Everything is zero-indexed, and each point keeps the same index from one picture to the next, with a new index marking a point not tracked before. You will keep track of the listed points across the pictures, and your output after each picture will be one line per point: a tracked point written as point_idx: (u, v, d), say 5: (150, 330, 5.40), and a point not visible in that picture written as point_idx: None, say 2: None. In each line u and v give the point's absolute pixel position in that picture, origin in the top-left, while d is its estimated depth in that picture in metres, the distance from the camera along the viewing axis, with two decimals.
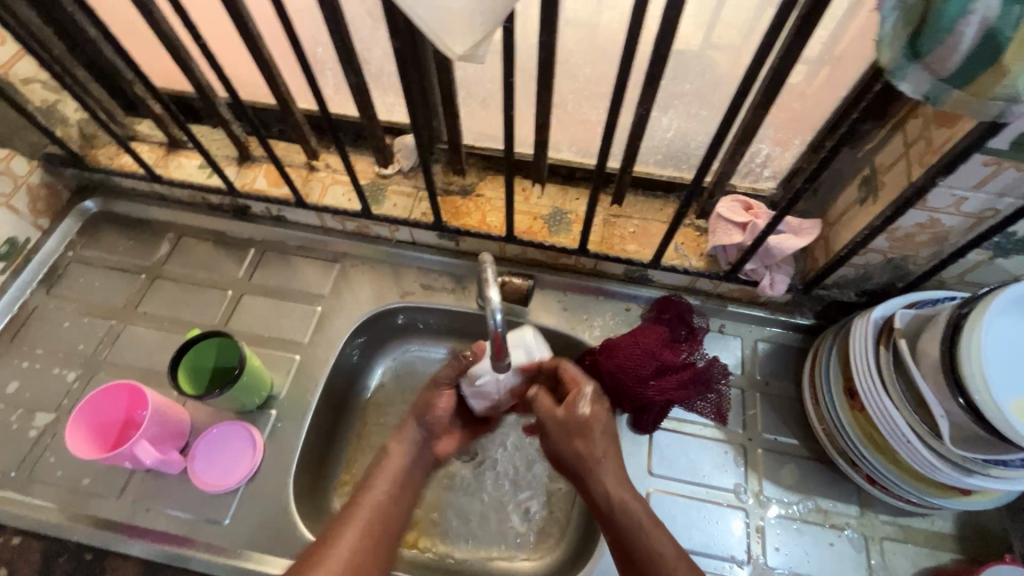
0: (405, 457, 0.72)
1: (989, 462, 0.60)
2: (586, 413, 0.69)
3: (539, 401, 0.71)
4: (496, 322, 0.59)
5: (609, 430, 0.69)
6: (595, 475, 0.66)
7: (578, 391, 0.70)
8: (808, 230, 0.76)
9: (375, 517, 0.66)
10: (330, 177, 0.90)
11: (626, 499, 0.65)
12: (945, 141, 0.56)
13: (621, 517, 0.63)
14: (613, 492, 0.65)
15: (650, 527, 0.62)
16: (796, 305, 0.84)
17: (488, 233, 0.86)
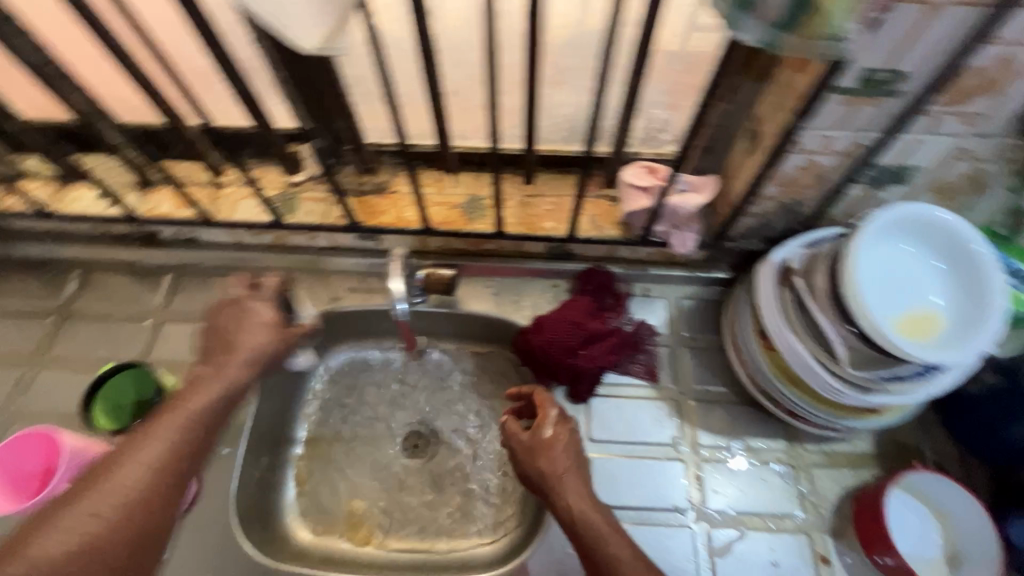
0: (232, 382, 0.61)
1: (886, 378, 0.64)
2: (549, 435, 0.69)
3: (506, 428, 0.72)
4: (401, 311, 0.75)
5: (573, 449, 0.69)
6: (558, 492, 0.65)
7: (543, 414, 0.70)
8: (707, 186, 0.80)
9: (167, 452, 0.53)
10: (239, 192, 0.89)
11: (590, 515, 0.63)
12: (804, 85, 0.59)
13: (586, 533, 0.62)
14: (576, 507, 0.63)
15: (613, 542, 0.60)
16: (711, 261, 0.88)
17: (404, 229, 0.86)
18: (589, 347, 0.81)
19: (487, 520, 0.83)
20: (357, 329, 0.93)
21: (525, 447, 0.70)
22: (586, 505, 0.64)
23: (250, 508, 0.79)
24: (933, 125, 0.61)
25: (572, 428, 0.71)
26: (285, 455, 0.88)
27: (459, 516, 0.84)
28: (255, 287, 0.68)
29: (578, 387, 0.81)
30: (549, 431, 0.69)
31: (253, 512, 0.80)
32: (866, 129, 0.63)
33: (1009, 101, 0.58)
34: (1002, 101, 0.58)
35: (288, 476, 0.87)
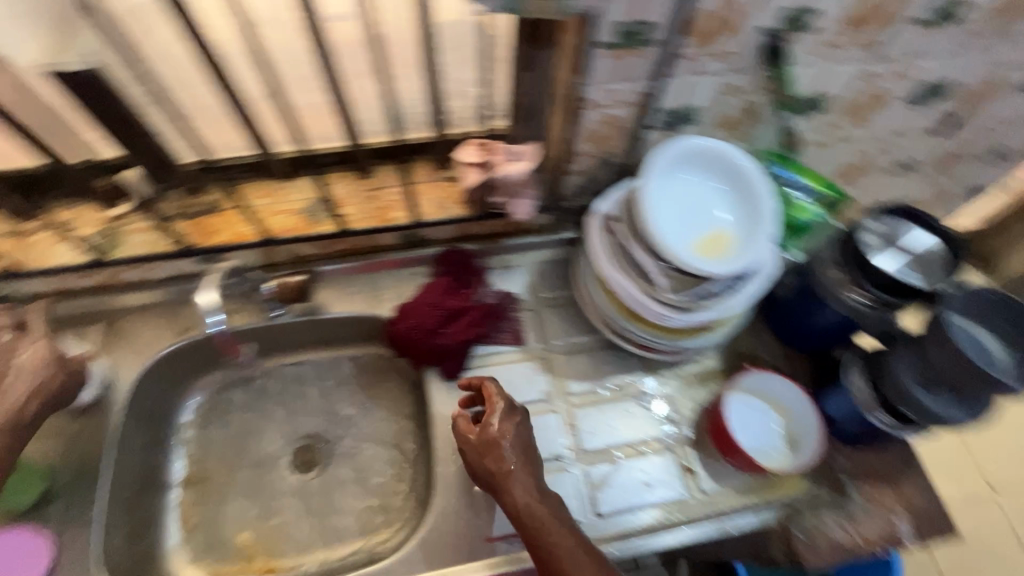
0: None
1: (702, 297, 0.72)
2: (496, 430, 0.71)
3: (458, 424, 0.73)
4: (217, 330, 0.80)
5: (520, 445, 0.71)
6: (507, 492, 0.68)
7: (490, 408, 0.73)
8: (534, 152, 0.83)
9: None
10: (55, 236, 0.82)
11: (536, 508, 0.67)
12: (575, 45, 0.64)
13: (532, 525, 0.66)
14: (523, 502, 0.67)
15: (558, 533, 0.66)
16: (557, 223, 0.94)
17: (245, 244, 0.84)
18: (451, 323, 0.84)
19: (388, 512, 0.85)
20: (220, 356, 0.90)
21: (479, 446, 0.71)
22: (534, 498, 0.68)
23: (124, 562, 0.75)
24: (694, 67, 0.69)
25: (519, 422, 0.73)
26: (158, 500, 0.84)
27: (361, 514, 0.85)
28: (25, 332, 0.72)
29: (447, 365, 0.83)
30: (498, 423, 0.72)
31: (128, 566, 0.76)
32: (641, 79, 0.70)
33: (746, 37, 0.67)
34: (741, 38, 0.66)
35: (166, 521, 0.83)
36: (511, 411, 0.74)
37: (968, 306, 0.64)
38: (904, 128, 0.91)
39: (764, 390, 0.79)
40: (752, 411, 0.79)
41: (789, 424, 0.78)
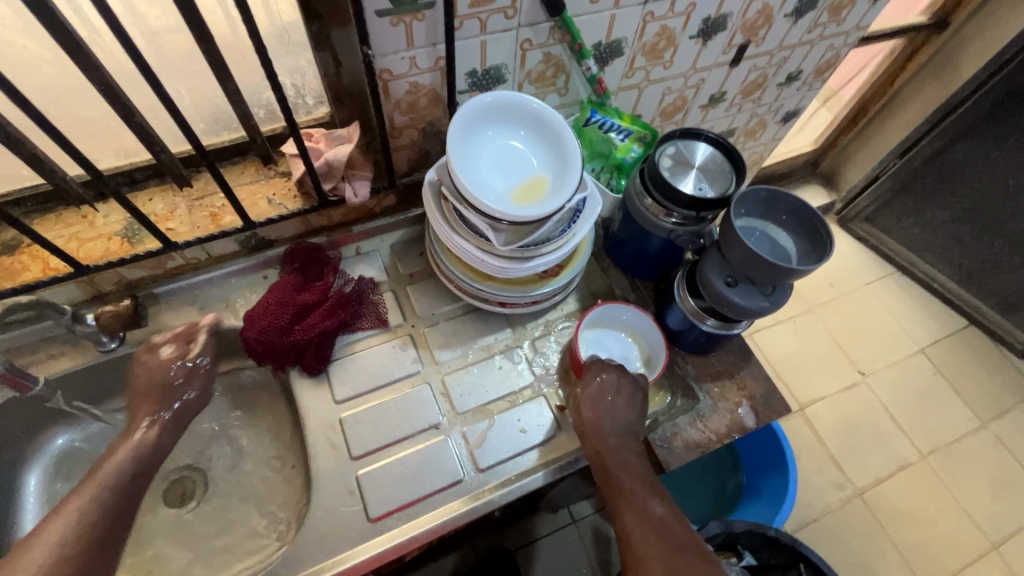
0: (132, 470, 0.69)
1: (536, 244, 0.76)
2: (606, 398, 0.74)
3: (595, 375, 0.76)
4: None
5: (618, 418, 0.73)
6: (611, 438, 0.72)
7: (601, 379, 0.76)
8: (355, 133, 0.82)
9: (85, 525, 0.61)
10: None
11: (626, 461, 0.70)
12: (353, 18, 0.65)
13: (619, 478, 0.69)
14: (615, 452, 0.70)
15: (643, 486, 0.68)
16: (403, 201, 0.95)
17: (54, 278, 0.76)
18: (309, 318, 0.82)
19: (275, 522, 0.82)
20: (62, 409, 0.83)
21: (588, 398, 0.75)
22: (621, 452, 0.71)
23: None
24: (482, 25, 0.71)
25: (630, 391, 0.76)
26: None
27: (249, 532, 0.82)
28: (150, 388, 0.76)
29: (310, 362, 0.81)
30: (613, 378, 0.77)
31: None
32: (434, 43, 0.71)
33: None
34: None
35: None
36: (631, 390, 0.76)
37: (750, 208, 0.74)
38: (704, 62, 1.00)
39: (609, 321, 0.85)
40: (600, 342, 0.84)
41: (640, 345, 0.85)
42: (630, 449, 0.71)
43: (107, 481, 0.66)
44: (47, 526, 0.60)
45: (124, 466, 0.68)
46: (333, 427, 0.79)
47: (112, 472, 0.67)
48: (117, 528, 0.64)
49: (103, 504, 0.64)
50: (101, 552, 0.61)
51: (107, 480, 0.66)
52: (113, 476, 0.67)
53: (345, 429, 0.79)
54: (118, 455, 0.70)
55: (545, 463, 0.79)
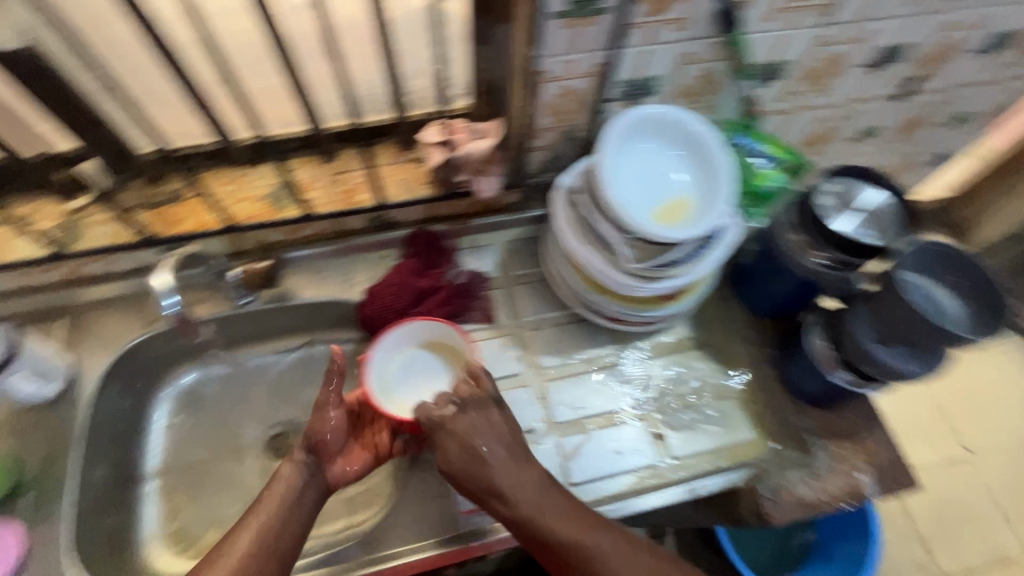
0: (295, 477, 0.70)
1: (665, 266, 0.73)
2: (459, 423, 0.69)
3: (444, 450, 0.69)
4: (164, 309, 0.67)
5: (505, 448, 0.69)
6: (504, 495, 0.67)
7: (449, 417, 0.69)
8: (496, 130, 0.84)
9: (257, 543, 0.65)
10: (11, 231, 0.81)
11: (523, 526, 0.67)
12: (528, 18, 0.64)
13: (547, 533, 0.66)
14: (526, 509, 0.66)
15: (565, 518, 0.66)
16: (525, 200, 0.94)
17: (207, 232, 0.83)
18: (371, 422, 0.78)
19: (364, 494, 0.88)
20: (189, 347, 0.89)
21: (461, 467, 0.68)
22: (523, 501, 0.67)
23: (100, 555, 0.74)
24: (649, 35, 0.69)
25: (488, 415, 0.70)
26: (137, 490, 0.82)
27: (339, 496, 0.86)
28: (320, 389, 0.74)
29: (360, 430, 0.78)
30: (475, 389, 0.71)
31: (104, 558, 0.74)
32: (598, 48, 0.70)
33: (699, 2, 0.66)
34: (693, 4, 0.66)
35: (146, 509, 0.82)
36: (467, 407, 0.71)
37: (916, 262, 0.67)
38: (866, 93, 0.92)
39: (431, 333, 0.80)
40: (415, 367, 0.80)
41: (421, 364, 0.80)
42: (529, 488, 0.67)
43: (269, 507, 0.68)
44: (229, 545, 0.65)
45: (285, 498, 0.68)
46: None
47: (273, 503, 0.68)
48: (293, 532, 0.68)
49: (273, 522, 0.67)
50: (284, 557, 0.66)
51: (268, 519, 0.67)
52: (277, 507, 0.68)
53: None
54: (279, 484, 0.69)
55: (658, 485, 0.77)
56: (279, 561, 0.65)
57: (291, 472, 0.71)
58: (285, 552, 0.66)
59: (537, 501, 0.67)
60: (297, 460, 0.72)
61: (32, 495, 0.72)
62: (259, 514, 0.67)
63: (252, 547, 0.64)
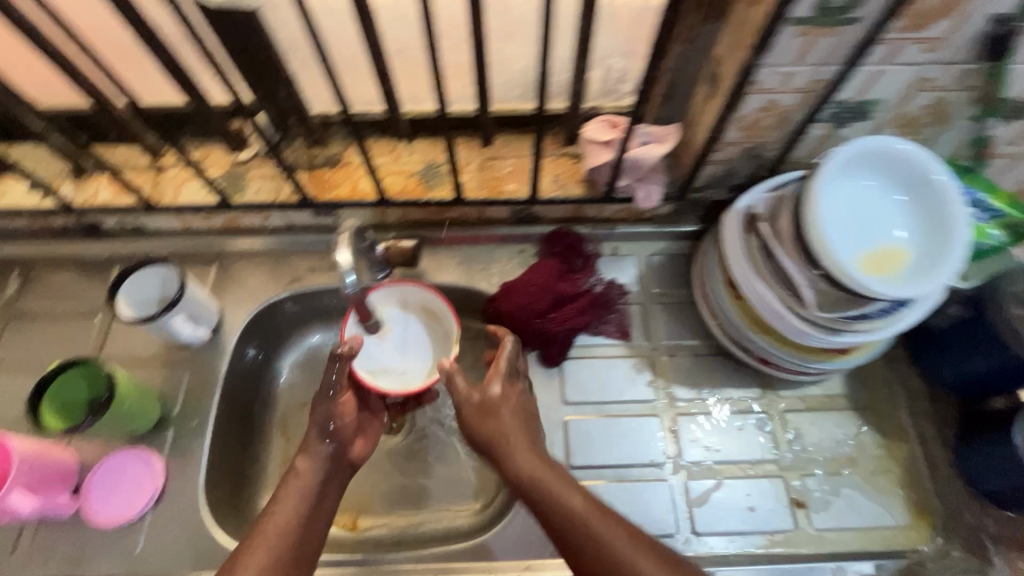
0: (315, 467, 0.65)
1: (852, 318, 0.64)
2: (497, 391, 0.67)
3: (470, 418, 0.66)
4: (348, 283, 0.60)
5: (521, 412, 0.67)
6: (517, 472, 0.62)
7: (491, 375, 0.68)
8: (670, 136, 0.78)
9: (286, 536, 0.58)
10: (182, 174, 0.84)
11: (539, 510, 0.59)
12: (760, 19, 0.57)
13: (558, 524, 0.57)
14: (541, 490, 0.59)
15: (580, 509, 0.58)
16: (679, 214, 0.87)
17: (360, 201, 0.83)
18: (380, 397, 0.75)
19: (468, 491, 0.82)
20: (323, 310, 0.90)
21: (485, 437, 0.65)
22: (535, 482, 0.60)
23: (222, 498, 0.75)
24: (892, 53, 0.60)
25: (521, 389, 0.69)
26: (255, 441, 0.83)
27: (442, 488, 0.82)
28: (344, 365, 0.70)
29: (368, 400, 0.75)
30: (497, 389, 0.67)
31: (225, 502, 0.76)
32: (826, 62, 0.61)
33: (969, 20, 0.56)
34: (962, 21, 0.56)
35: (260, 463, 0.82)
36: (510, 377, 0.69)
37: None
38: None
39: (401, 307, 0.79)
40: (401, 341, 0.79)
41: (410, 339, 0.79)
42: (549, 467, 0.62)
43: (294, 499, 0.62)
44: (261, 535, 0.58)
45: (308, 490, 0.63)
46: (556, 426, 0.77)
47: (298, 493, 0.62)
48: (317, 525, 0.61)
49: (299, 513, 0.60)
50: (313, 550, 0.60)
51: (297, 508, 0.61)
52: (302, 496, 0.62)
53: (567, 433, 0.76)
54: (299, 474, 0.64)
55: (794, 553, 0.70)
56: (305, 554, 0.59)
57: (311, 464, 0.65)
58: (312, 545, 0.60)
59: (553, 481, 0.60)
60: (314, 450, 0.66)
61: (172, 429, 0.75)
62: (284, 503, 0.61)
63: (283, 526, 0.59)
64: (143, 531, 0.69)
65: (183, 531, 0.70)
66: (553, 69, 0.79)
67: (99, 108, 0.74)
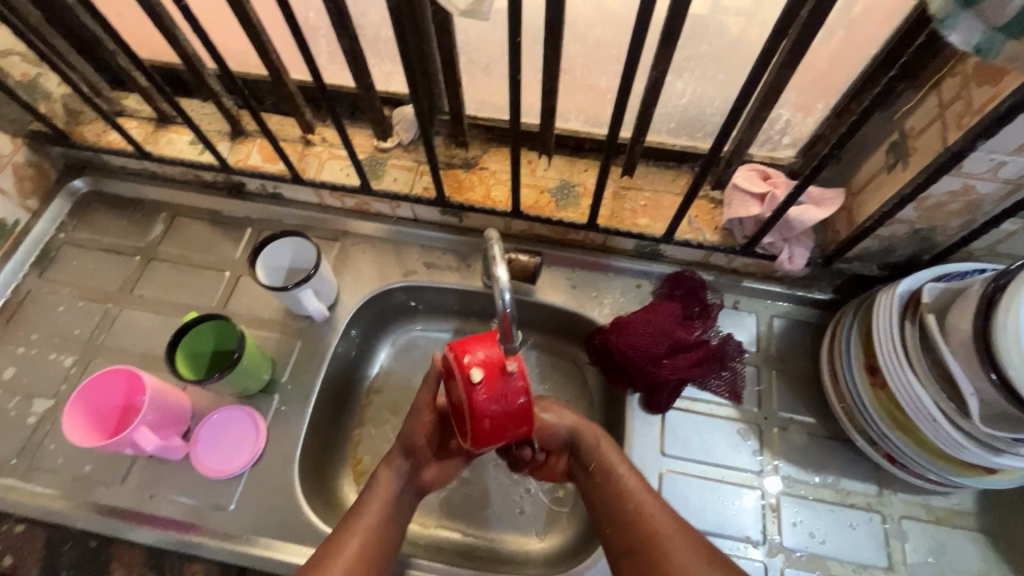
0: (392, 486, 0.66)
1: (1019, 440, 0.58)
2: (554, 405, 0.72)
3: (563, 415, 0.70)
4: (506, 302, 0.54)
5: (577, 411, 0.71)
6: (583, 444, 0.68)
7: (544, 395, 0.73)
8: (830, 200, 0.73)
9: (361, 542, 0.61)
10: (327, 152, 0.87)
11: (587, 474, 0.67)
12: (988, 102, 0.52)
13: (607, 496, 0.64)
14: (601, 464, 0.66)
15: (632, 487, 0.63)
16: (814, 279, 0.82)
17: (491, 208, 0.83)
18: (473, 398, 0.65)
19: (541, 518, 0.80)
20: (429, 306, 0.91)
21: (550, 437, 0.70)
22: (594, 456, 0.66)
23: (311, 471, 0.77)
24: None
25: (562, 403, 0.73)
26: (346, 419, 0.85)
27: (516, 509, 0.81)
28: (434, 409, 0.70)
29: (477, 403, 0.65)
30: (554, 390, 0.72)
31: (313, 475, 0.78)
32: None
33: None
34: None
35: (346, 442, 0.84)
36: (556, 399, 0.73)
37: None
38: None
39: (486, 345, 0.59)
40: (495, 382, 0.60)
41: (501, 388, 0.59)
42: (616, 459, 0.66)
43: (372, 517, 0.63)
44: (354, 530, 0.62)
45: (382, 512, 0.64)
46: (650, 477, 0.74)
47: (376, 515, 0.64)
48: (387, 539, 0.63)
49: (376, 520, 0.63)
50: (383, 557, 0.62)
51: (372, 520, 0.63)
52: (375, 521, 0.63)
53: (660, 486, 0.74)
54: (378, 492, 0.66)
55: None
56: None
57: (388, 483, 0.66)
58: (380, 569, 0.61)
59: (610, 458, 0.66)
60: (395, 467, 0.67)
61: (278, 394, 0.78)
62: (363, 524, 0.62)
63: (359, 551, 0.60)
64: (240, 487, 0.72)
65: (275, 498, 0.72)
66: (716, 110, 0.76)
67: (274, 80, 0.77)
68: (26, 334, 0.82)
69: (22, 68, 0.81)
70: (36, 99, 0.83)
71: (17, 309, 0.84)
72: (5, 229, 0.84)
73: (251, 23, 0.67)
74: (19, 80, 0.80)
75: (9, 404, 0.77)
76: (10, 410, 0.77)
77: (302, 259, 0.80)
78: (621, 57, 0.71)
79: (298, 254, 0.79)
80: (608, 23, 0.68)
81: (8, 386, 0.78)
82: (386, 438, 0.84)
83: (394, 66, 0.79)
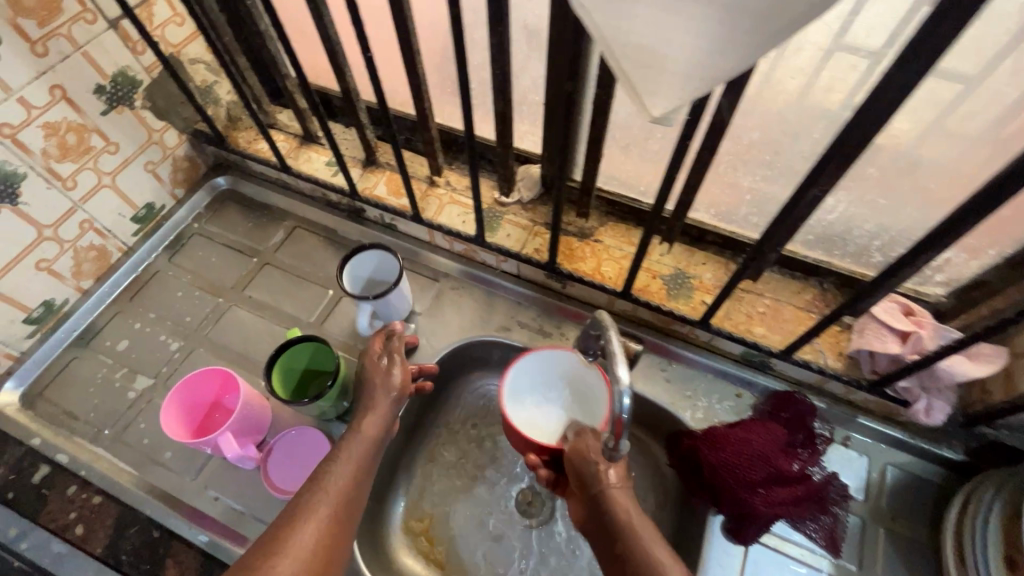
0: (375, 431, 0.63)
1: None
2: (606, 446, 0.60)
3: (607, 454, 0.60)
4: (622, 406, 0.54)
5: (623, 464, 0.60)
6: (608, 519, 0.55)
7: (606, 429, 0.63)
8: (987, 356, 0.65)
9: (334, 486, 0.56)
10: (448, 196, 0.89)
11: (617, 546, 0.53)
12: None
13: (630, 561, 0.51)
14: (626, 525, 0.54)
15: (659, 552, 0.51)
16: (944, 434, 0.73)
17: (599, 283, 0.81)
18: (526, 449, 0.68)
19: None
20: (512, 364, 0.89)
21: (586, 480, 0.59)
22: (623, 518, 0.54)
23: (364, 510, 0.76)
24: None
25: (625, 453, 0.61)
26: (407, 461, 0.84)
27: None
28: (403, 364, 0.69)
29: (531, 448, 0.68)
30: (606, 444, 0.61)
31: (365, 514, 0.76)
32: None
33: None
34: None
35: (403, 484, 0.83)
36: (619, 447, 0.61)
37: None
38: None
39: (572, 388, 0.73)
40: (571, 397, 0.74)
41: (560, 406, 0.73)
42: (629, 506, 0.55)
43: (350, 460, 0.60)
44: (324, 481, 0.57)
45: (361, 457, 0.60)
46: None
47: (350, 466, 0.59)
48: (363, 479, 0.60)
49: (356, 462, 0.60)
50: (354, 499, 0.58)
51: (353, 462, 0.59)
52: (353, 467, 0.59)
53: None
54: (351, 449, 0.60)
55: None
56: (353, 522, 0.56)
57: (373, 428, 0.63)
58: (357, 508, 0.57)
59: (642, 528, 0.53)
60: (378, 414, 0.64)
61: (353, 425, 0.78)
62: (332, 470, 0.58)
63: (330, 514, 0.54)
64: None
65: None
66: (862, 232, 0.70)
67: (419, 122, 0.80)
68: (144, 311, 0.88)
69: (204, 75, 0.90)
70: (207, 103, 0.91)
71: (142, 287, 0.90)
72: (152, 212, 0.92)
73: (416, 72, 0.71)
74: (198, 85, 0.89)
75: (115, 374, 0.82)
76: (115, 380, 0.82)
77: (384, 272, 0.81)
78: (772, 162, 0.68)
79: (381, 266, 0.80)
80: (768, 128, 0.66)
81: (119, 357, 0.84)
82: (443, 492, 0.82)
83: (532, 127, 0.81)
